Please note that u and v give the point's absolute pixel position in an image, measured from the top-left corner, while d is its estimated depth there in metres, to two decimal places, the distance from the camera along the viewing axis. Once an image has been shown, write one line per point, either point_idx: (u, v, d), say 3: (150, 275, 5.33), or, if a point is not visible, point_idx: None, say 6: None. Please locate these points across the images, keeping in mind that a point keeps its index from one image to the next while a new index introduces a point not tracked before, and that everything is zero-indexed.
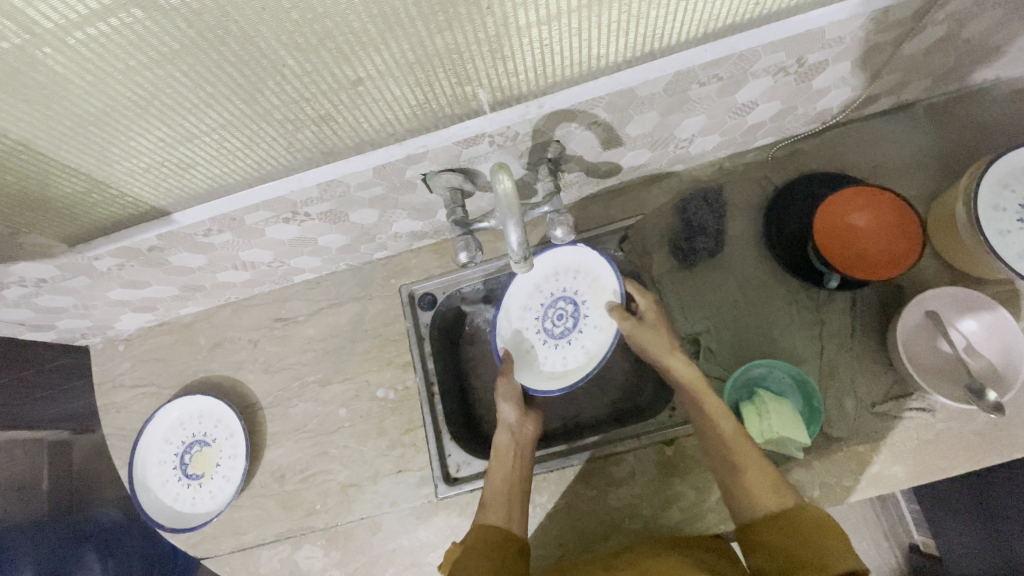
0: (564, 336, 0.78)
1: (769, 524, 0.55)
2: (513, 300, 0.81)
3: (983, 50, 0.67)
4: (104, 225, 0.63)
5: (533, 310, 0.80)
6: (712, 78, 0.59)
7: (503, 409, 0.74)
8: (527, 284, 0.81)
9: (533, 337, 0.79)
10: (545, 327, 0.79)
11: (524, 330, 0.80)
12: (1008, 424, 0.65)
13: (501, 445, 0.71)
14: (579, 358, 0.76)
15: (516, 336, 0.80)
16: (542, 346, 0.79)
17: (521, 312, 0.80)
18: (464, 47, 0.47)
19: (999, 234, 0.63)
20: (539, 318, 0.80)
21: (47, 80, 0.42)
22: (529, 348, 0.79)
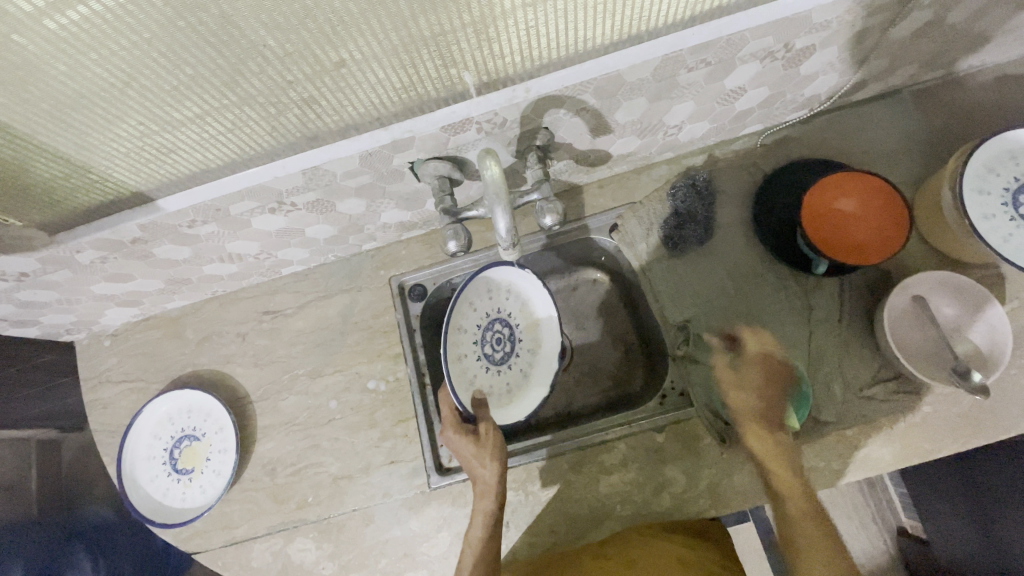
0: (504, 361, 0.78)
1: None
2: (455, 326, 0.75)
3: (969, 35, 0.68)
4: (84, 213, 0.61)
5: (471, 336, 0.77)
6: (700, 63, 0.58)
7: (482, 470, 0.68)
8: (467, 310, 0.76)
9: (476, 366, 0.77)
10: (485, 353, 0.78)
11: (467, 359, 0.77)
12: (993, 405, 0.66)
13: (488, 504, 0.67)
14: (517, 382, 0.77)
15: (459, 367, 0.76)
16: (483, 373, 0.78)
17: (461, 337, 0.77)
18: (448, 28, 0.46)
19: (984, 218, 0.64)
20: (478, 343, 0.78)
21: (20, 60, 0.41)
22: (473, 377, 0.77)
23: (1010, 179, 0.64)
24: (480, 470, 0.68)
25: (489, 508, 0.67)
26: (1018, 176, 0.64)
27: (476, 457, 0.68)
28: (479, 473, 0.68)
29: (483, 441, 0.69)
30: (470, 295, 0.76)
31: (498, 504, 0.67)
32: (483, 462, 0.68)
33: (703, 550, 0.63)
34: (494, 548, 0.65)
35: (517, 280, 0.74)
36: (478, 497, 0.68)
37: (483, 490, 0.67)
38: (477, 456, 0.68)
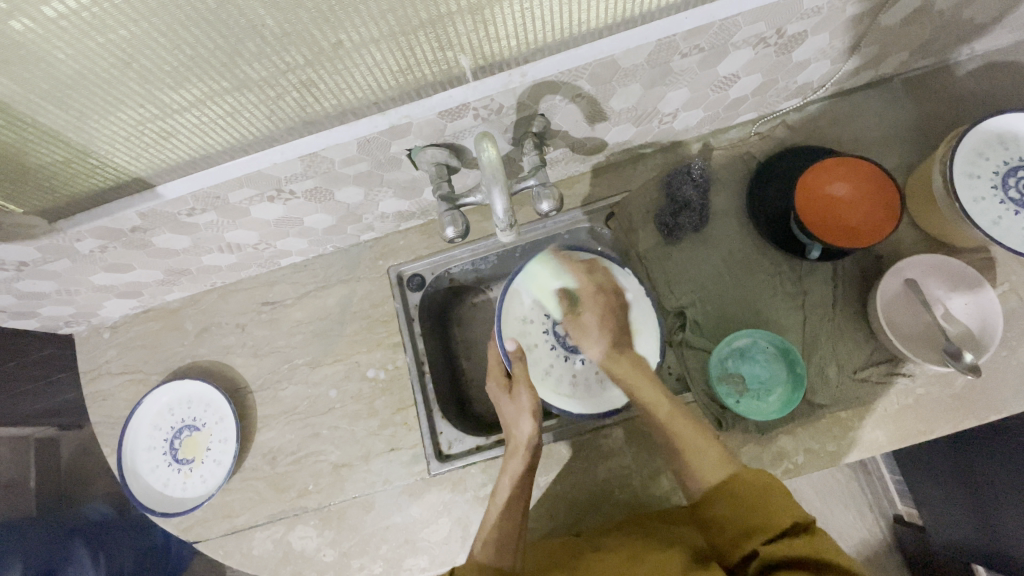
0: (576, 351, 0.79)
1: (716, 498, 0.59)
2: (529, 288, 0.79)
3: (959, 22, 0.68)
4: (84, 199, 0.62)
5: (547, 309, 0.80)
6: (694, 49, 0.59)
7: (523, 424, 0.70)
8: (536, 277, 0.79)
9: (541, 337, 0.79)
10: (556, 333, 0.80)
11: (534, 326, 0.79)
12: (986, 386, 0.67)
13: (518, 464, 0.69)
14: (589, 384, 0.76)
15: (524, 329, 0.79)
16: (552, 352, 0.79)
17: (531, 306, 0.80)
18: (444, 11, 0.47)
19: (974, 201, 0.65)
20: (551, 320, 0.80)
21: (22, 40, 0.41)
22: (535, 347, 0.79)
23: (1000, 163, 0.65)
24: (517, 429, 0.71)
25: (519, 467, 0.69)
26: (1008, 161, 0.65)
27: (515, 417, 0.72)
28: (518, 430, 0.70)
29: (520, 401, 0.72)
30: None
31: (527, 464, 0.69)
32: (521, 422, 0.71)
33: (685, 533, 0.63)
34: (517, 510, 0.66)
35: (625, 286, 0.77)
36: (510, 458, 0.70)
37: (516, 450, 0.69)
38: (516, 416, 0.72)
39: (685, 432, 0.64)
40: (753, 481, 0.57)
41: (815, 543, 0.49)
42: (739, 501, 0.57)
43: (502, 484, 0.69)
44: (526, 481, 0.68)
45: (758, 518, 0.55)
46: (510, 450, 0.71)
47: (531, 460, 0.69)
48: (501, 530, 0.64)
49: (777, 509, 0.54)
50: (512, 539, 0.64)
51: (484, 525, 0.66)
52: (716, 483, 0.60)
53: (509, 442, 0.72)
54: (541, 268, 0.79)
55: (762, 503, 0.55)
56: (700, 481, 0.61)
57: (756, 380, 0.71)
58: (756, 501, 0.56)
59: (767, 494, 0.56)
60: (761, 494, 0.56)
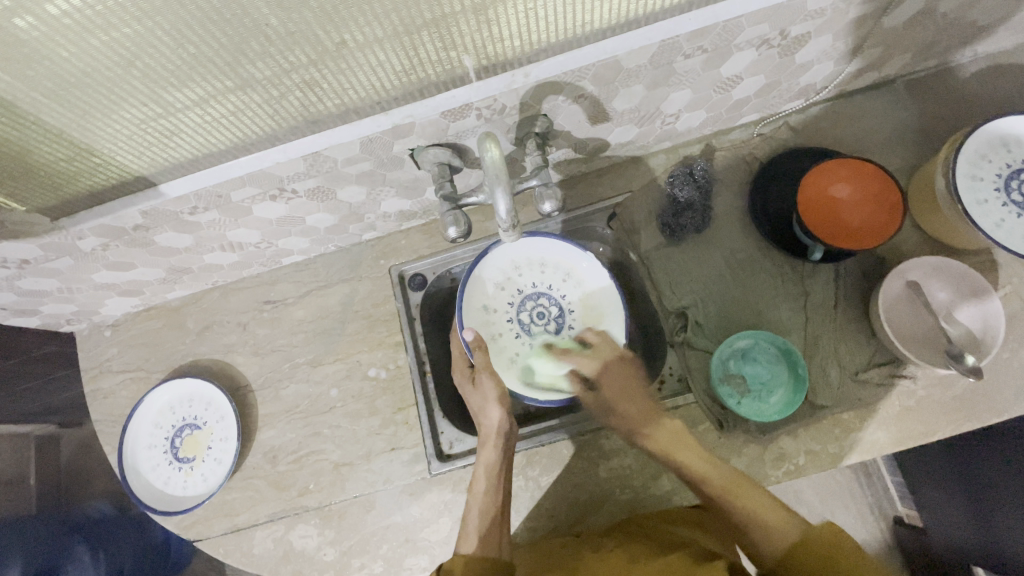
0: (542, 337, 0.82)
1: (788, 561, 0.54)
2: (490, 278, 0.81)
3: (963, 24, 0.68)
4: (87, 198, 0.62)
5: (509, 298, 0.82)
6: (697, 50, 0.59)
7: (493, 413, 0.71)
8: (497, 269, 0.81)
9: (506, 326, 0.81)
10: (521, 320, 0.82)
11: (498, 315, 0.81)
12: (987, 388, 0.67)
13: (492, 452, 0.69)
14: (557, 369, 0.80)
15: (488, 319, 0.81)
16: (518, 340, 0.81)
17: (494, 296, 0.81)
18: (448, 11, 0.47)
19: (976, 203, 0.65)
20: (514, 309, 0.82)
21: (26, 38, 0.41)
22: (500, 335, 0.81)
23: (1003, 166, 0.65)
24: (486, 417, 0.71)
25: (494, 456, 0.69)
26: (1010, 163, 0.65)
27: (483, 405, 0.72)
28: (489, 420, 0.71)
29: (484, 388, 0.72)
30: (510, 253, 0.81)
31: (501, 453, 0.69)
32: (488, 410, 0.71)
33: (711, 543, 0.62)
34: (497, 498, 0.67)
35: (583, 269, 0.80)
36: (483, 447, 0.70)
37: (487, 439, 0.70)
38: (483, 404, 0.72)
39: (744, 496, 0.59)
40: (820, 539, 0.52)
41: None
42: (810, 563, 0.52)
43: (478, 473, 0.69)
44: (501, 468, 0.69)
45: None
46: (482, 439, 0.71)
47: (503, 446, 0.70)
48: (484, 520, 0.64)
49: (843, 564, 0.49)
50: (496, 527, 0.64)
51: (467, 517, 0.66)
52: (781, 552, 0.54)
53: (480, 432, 0.72)
54: (501, 259, 0.80)
55: (830, 560, 0.50)
56: (765, 551, 0.56)
57: (757, 381, 0.71)
58: (824, 560, 0.51)
59: (834, 551, 0.51)
60: (823, 546, 0.52)
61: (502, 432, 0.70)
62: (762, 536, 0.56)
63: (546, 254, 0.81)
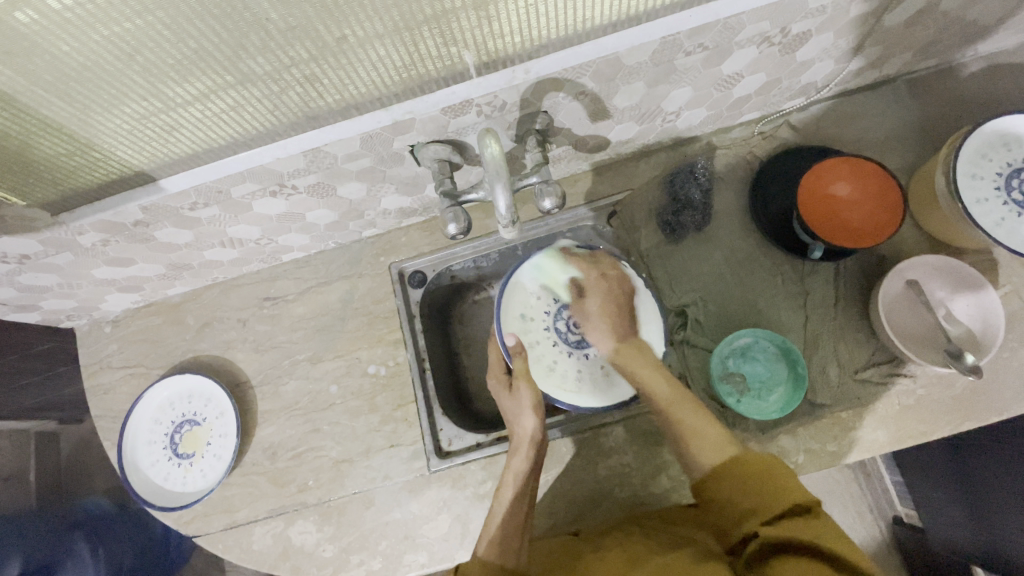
0: (581, 347, 0.78)
1: (720, 477, 0.57)
2: (528, 287, 0.80)
3: (964, 23, 0.68)
4: (87, 193, 0.62)
5: (546, 307, 0.80)
6: (698, 47, 0.59)
7: (526, 420, 0.70)
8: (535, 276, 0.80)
9: (542, 335, 0.79)
10: (558, 329, 0.79)
11: (535, 324, 0.79)
12: (987, 387, 0.67)
13: (521, 461, 0.68)
14: (595, 379, 0.75)
15: (523, 326, 0.78)
16: (555, 348, 0.78)
17: (531, 305, 0.80)
18: (449, 6, 0.47)
19: (976, 202, 0.65)
20: (552, 317, 0.80)
21: (27, 31, 0.41)
22: (537, 344, 0.78)
23: (1003, 164, 0.65)
24: (520, 425, 0.71)
25: (524, 465, 0.68)
26: (1011, 162, 0.65)
27: (517, 412, 0.71)
28: (521, 427, 0.70)
29: (520, 396, 0.72)
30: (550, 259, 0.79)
31: (531, 462, 0.68)
32: (523, 418, 0.70)
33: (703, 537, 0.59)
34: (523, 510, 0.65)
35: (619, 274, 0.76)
36: (514, 454, 0.70)
37: (519, 446, 0.69)
38: (518, 411, 0.71)
39: (689, 421, 0.61)
40: (752, 463, 0.56)
41: (818, 528, 0.48)
42: (739, 478, 0.55)
43: (507, 481, 0.68)
44: (529, 477, 0.68)
45: (755, 497, 0.54)
46: (514, 447, 0.70)
47: (535, 456, 0.69)
48: (505, 529, 0.63)
49: (772, 489, 0.53)
50: (514, 536, 0.62)
51: (489, 524, 0.65)
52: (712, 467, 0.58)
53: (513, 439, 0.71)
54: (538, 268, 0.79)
55: (760, 485, 0.54)
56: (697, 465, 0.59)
57: (756, 380, 0.70)
58: (755, 480, 0.54)
59: (765, 475, 0.54)
60: (754, 471, 0.55)
61: (535, 440, 0.69)
62: (695, 449, 0.60)
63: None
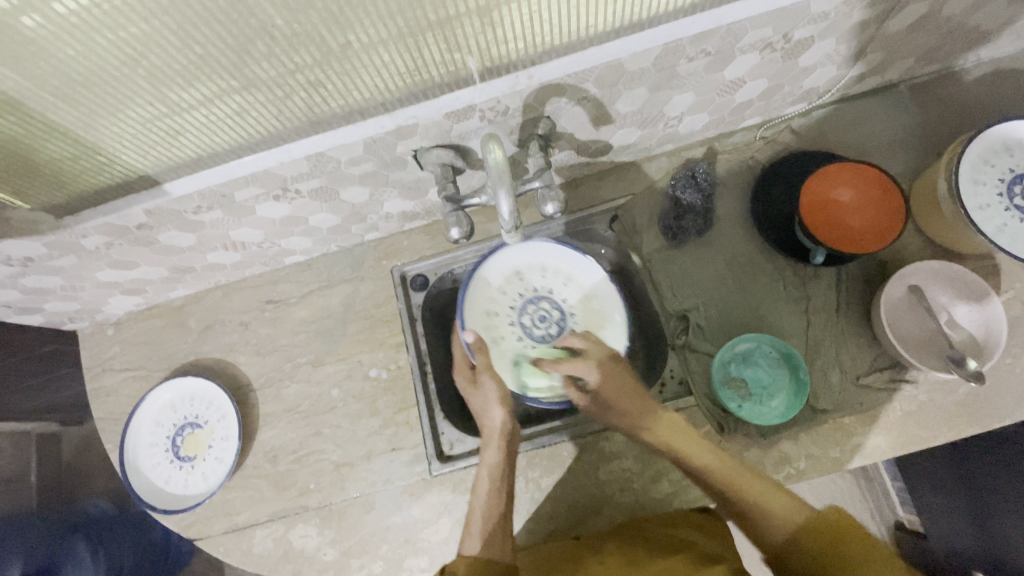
0: (543, 342, 0.79)
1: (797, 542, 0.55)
2: (490, 281, 0.79)
3: (966, 30, 0.68)
4: (91, 196, 0.62)
5: (511, 301, 0.79)
6: (701, 53, 0.59)
7: (494, 412, 0.70)
8: (499, 271, 0.79)
9: (507, 330, 0.79)
10: (522, 324, 0.80)
11: (500, 319, 0.79)
12: (989, 393, 0.67)
13: (495, 454, 0.68)
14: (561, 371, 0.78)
15: (488, 321, 0.78)
16: (519, 344, 0.79)
17: (496, 300, 0.79)
18: (453, 12, 0.47)
19: (979, 208, 0.64)
20: (516, 312, 0.79)
21: (34, 36, 0.42)
22: (502, 338, 0.79)
23: (1005, 171, 0.65)
24: (487, 418, 0.70)
25: (496, 457, 0.68)
26: (1013, 168, 0.65)
27: (484, 406, 0.71)
28: (490, 419, 0.70)
29: (484, 388, 0.71)
30: (511, 255, 0.78)
31: (503, 453, 0.68)
32: (489, 410, 0.70)
33: (708, 543, 0.61)
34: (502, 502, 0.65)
35: (584, 273, 0.78)
36: (486, 448, 0.70)
37: (491, 439, 0.69)
38: (484, 404, 0.71)
39: (750, 489, 0.60)
40: (823, 526, 0.55)
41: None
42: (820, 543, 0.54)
43: (481, 475, 0.68)
44: (504, 469, 0.68)
45: (833, 557, 0.53)
46: (485, 440, 0.70)
47: (506, 447, 0.69)
48: (487, 522, 0.63)
49: (848, 546, 0.52)
50: (499, 528, 0.62)
51: (472, 519, 0.65)
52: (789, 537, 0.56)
53: (483, 433, 0.71)
54: (501, 264, 0.78)
55: (836, 547, 0.53)
56: (771, 537, 0.57)
57: (758, 385, 0.71)
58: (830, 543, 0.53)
59: (839, 534, 0.53)
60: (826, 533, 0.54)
61: (505, 431, 0.69)
62: (769, 520, 0.58)
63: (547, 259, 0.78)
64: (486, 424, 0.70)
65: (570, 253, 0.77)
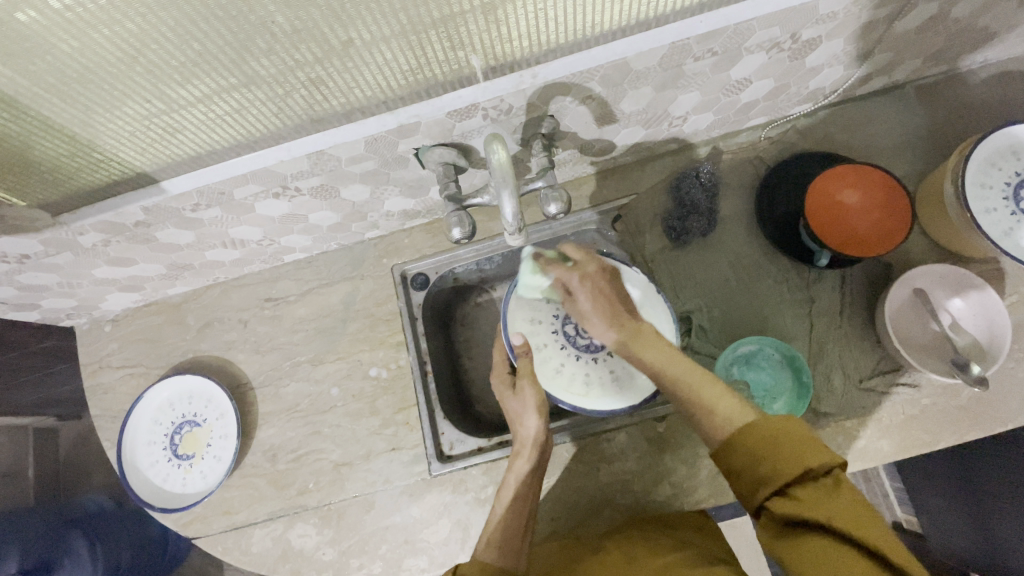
0: (591, 351, 0.71)
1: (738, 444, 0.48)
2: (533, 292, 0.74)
3: (975, 30, 0.68)
4: (88, 193, 0.61)
5: (554, 309, 0.73)
6: (707, 53, 0.58)
7: (529, 422, 0.68)
8: None
9: (549, 338, 0.72)
10: (567, 331, 0.73)
11: (542, 327, 0.73)
12: (992, 398, 0.66)
13: (524, 464, 0.67)
14: (608, 379, 0.69)
15: (529, 330, 0.73)
16: (564, 353, 0.72)
17: (539, 306, 0.74)
18: (457, 9, 0.46)
19: (985, 212, 0.64)
20: (560, 320, 0.74)
21: (27, 32, 0.41)
22: (543, 346, 0.72)
23: (1011, 175, 0.64)
24: (523, 425, 0.69)
25: (526, 467, 0.67)
26: (1020, 172, 0.64)
27: (519, 412, 0.69)
28: (525, 430, 0.68)
29: (523, 395, 0.69)
30: None
31: (534, 464, 0.68)
32: (526, 418, 0.68)
33: (708, 544, 0.61)
34: (526, 509, 0.65)
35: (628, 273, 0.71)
36: (517, 455, 0.69)
37: (523, 448, 0.68)
38: (520, 411, 0.69)
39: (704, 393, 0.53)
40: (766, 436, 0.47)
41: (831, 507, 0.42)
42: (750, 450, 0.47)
43: (508, 482, 0.67)
44: (532, 480, 0.67)
45: (768, 465, 0.46)
46: (517, 447, 0.69)
47: (537, 457, 0.68)
48: (505, 529, 0.63)
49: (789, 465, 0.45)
50: (518, 537, 0.62)
51: (492, 522, 0.65)
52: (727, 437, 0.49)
53: (515, 439, 0.70)
54: None
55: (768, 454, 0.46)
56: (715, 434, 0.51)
57: (759, 388, 0.69)
58: (771, 448, 0.46)
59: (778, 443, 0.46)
60: (768, 446, 0.46)
61: (538, 442, 0.68)
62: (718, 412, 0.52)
63: None
64: (519, 433, 0.69)
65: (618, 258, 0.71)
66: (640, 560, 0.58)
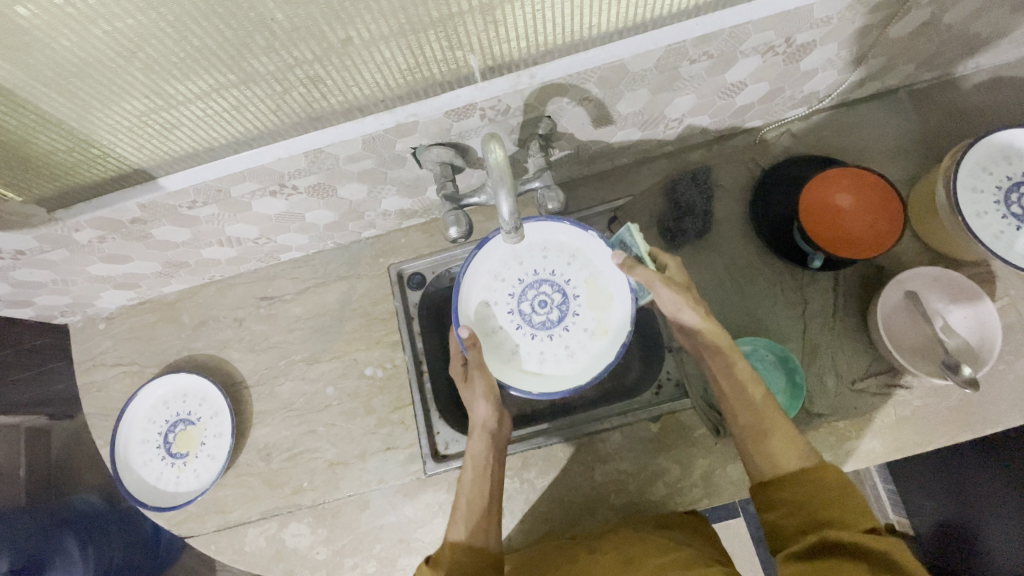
0: (544, 328, 0.72)
1: (798, 481, 0.52)
2: (489, 271, 0.73)
3: (967, 36, 0.69)
4: (85, 190, 0.61)
5: (509, 288, 0.73)
6: (703, 56, 0.59)
7: (479, 407, 0.66)
8: (498, 256, 0.73)
9: (504, 319, 0.72)
10: (521, 310, 0.72)
11: (498, 307, 0.72)
12: (983, 399, 0.67)
13: (481, 444, 0.65)
14: (559, 358, 0.70)
15: (484, 312, 0.72)
16: (519, 332, 0.72)
17: (494, 286, 0.73)
18: (455, 10, 0.47)
19: (976, 215, 0.65)
20: (515, 297, 0.72)
21: (25, 27, 0.41)
22: (499, 327, 0.72)
23: (1003, 178, 0.65)
24: (473, 411, 0.67)
25: (482, 451, 0.65)
26: (1010, 176, 0.65)
27: (470, 398, 0.68)
28: (477, 414, 0.67)
29: (473, 383, 0.67)
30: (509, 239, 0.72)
31: (492, 445, 0.66)
32: (475, 404, 0.67)
33: (701, 544, 0.62)
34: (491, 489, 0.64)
35: (589, 249, 0.72)
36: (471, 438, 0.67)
37: (474, 430, 0.66)
38: (470, 398, 0.67)
39: (773, 425, 0.57)
40: (833, 481, 0.51)
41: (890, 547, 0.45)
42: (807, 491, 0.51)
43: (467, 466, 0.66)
44: (492, 461, 0.65)
45: (835, 508, 0.49)
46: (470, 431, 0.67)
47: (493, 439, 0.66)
48: (473, 510, 0.62)
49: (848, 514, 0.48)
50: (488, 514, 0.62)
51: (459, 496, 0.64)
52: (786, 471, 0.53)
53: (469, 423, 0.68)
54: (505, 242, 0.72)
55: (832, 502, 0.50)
56: (771, 465, 0.55)
57: None
58: (833, 496, 0.50)
59: (843, 496, 0.50)
60: (836, 492, 0.50)
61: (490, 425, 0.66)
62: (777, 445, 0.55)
63: (549, 236, 0.72)
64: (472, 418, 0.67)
65: (571, 227, 0.71)
66: (635, 561, 0.58)
